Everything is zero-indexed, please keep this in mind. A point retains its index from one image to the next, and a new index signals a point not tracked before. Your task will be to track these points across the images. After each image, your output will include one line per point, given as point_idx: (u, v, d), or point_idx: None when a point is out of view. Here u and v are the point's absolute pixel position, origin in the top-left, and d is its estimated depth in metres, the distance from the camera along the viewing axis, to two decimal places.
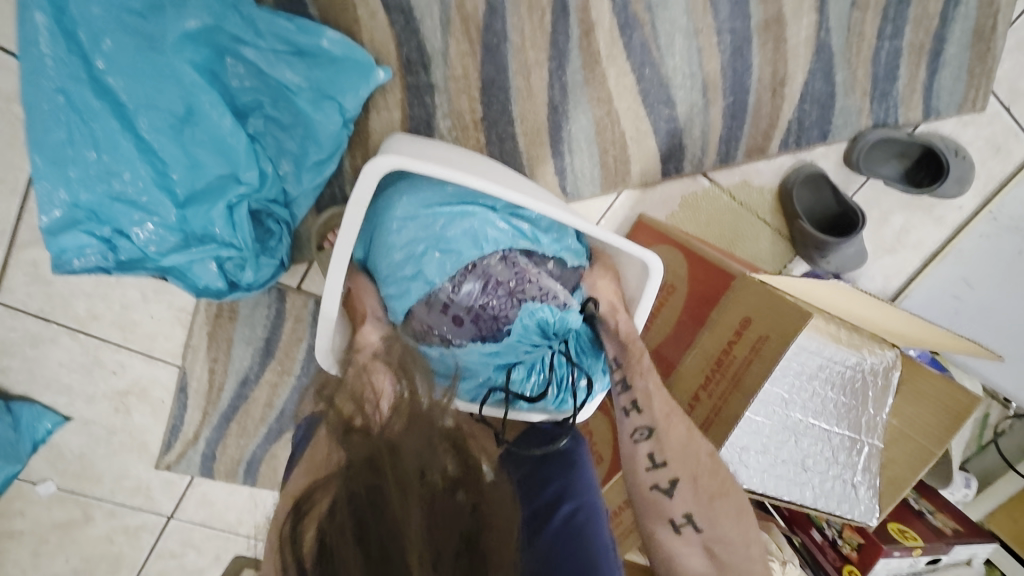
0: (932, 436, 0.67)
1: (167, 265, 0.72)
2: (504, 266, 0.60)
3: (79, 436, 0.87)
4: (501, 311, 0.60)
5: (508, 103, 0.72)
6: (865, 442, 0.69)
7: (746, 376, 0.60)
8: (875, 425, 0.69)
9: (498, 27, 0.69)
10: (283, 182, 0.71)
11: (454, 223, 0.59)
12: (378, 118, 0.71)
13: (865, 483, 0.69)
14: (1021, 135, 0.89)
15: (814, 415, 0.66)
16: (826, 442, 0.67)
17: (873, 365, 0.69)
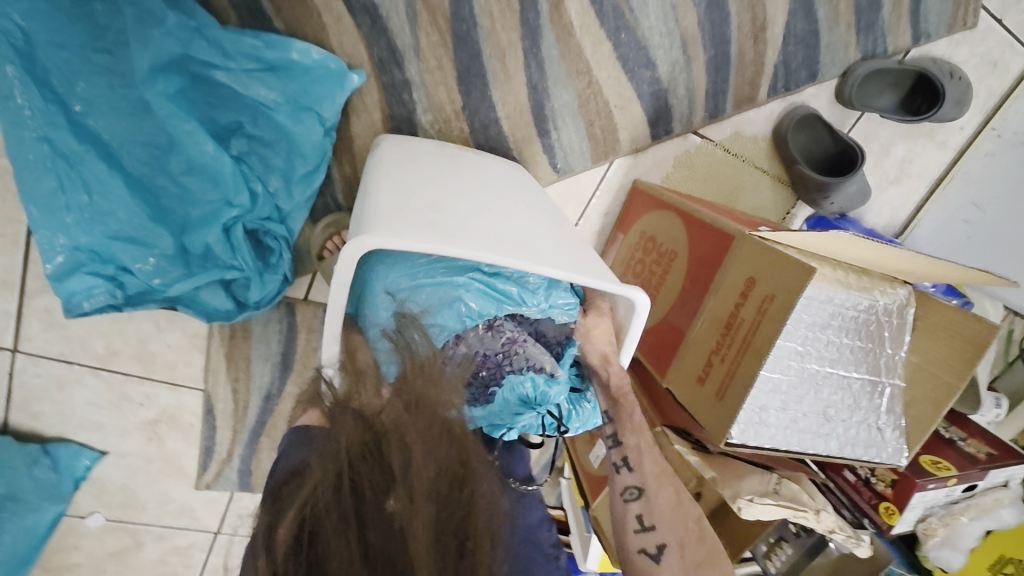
0: (953, 371, 0.65)
1: (175, 295, 0.73)
2: (493, 339, 0.56)
3: (118, 468, 0.90)
4: (490, 378, 0.56)
5: (486, 89, 0.71)
6: (887, 383, 0.68)
7: (756, 338, 0.60)
8: (894, 365, 0.68)
9: (465, 13, 0.68)
10: (275, 199, 0.71)
11: (435, 293, 0.54)
12: (359, 121, 0.71)
13: (890, 425, 0.68)
14: (1015, 46, 0.86)
15: (832, 363, 0.66)
16: (847, 390, 0.67)
17: (886, 305, 0.68)
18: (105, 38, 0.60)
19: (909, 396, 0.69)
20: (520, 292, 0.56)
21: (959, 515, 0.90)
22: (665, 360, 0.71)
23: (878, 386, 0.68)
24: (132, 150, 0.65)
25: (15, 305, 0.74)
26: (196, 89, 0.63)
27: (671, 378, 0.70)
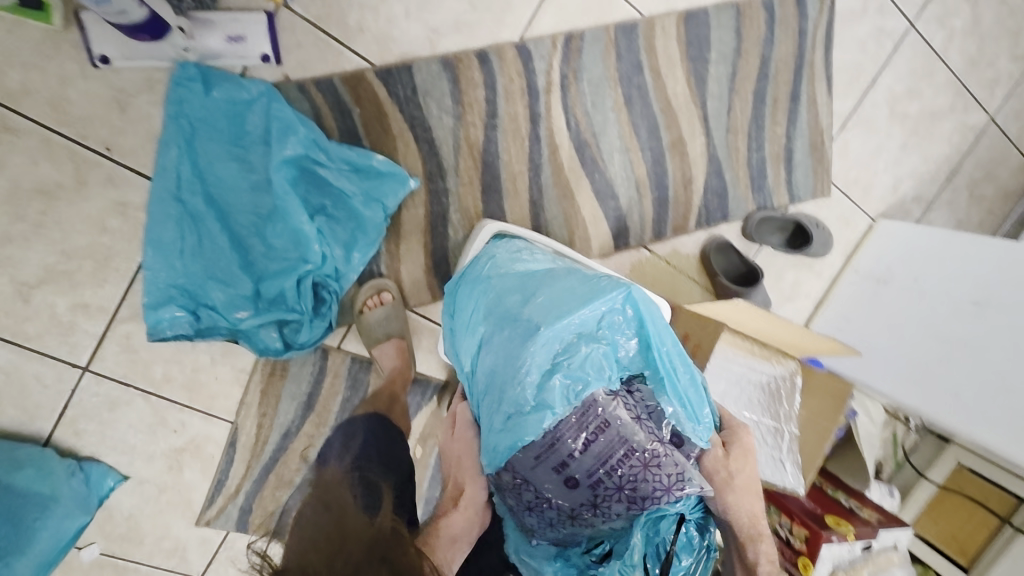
0: (828, 417, 0.95)
1: (240, 329, 0.91)
2: (644, 432, 0.67)
3: (131, 496, 0.98)
4: (626, 477, 0.66)
5: (501, 201, 1.01)
6: (787, 429, 0.94)
7: None
8: (791, 416, 0.94)
9: (492, 149, 0.98)
10: (337, 262, 0.94)
11: (578, 353, 0.65)
12: (408, 213, 0.98)
13: (791, 460, 0.92)
14: (858, 211, 1.25)
15: (745, 408, 0.92)
16: (757, 429, 0.92)
17: (782, 373, 0.96)
18: (247, 138, 0.86)
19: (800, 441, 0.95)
20: (659, 379, 0.68)
21: (860, 570, 1.07)
22: None
23: (778, 429, 0.93)
24: (243, 215, 0.88)
25: (101, 329, 0.89)
26: (303, 178, 0.89)
27: None
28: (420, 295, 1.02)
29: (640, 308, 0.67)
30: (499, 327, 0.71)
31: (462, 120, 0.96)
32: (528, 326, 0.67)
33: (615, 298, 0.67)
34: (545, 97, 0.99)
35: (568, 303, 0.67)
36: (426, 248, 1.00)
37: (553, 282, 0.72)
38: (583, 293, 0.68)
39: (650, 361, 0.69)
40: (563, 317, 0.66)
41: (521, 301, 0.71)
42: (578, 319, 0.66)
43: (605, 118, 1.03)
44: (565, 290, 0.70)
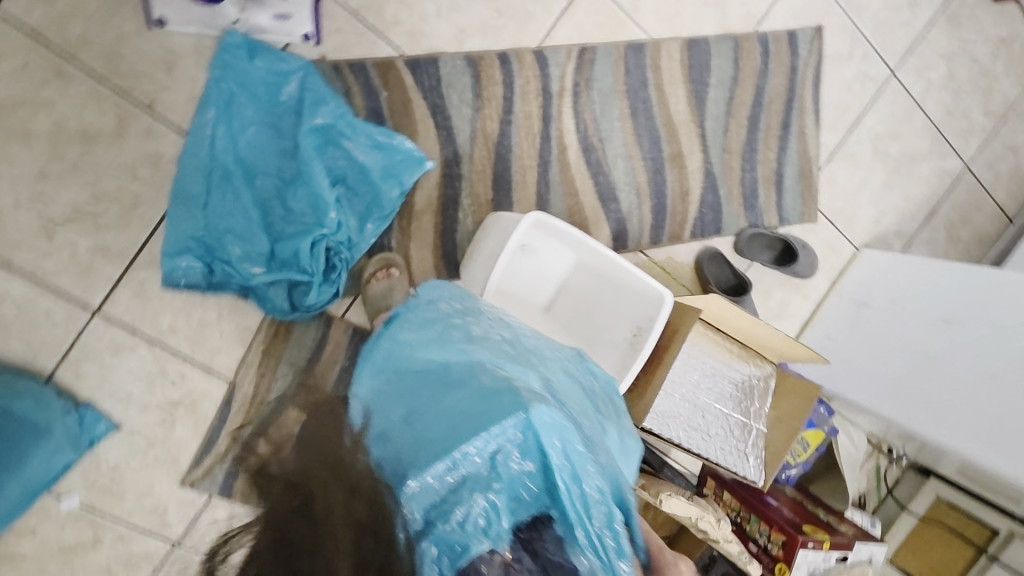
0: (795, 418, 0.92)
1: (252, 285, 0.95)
2: None
3: (120, 446, 0.98)
4: None
5: (510, 192, 1.07)
6: (755, 426, 0.93)
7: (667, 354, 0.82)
8: (760, 414, 0.94)
9: (506, 142, 1.06)
10: (350, 230, 0.99)
11: (460, 491, 0.49)
12: (422, 193, 1.04)
13: (753, 455, 0.92)
14: (842, 239, 1.33)
15: (715, 400, 0.93)
16: (725, 421, 0.92)
17: (755, 374, 0.96)
18: (281, 107, 0.93)
19: (767, 439, 0.93)
20: (569, 524, 0.51)
21: None
22: None
23: (748, 428, 0.93)
24: (267, 177, 0.94)
25: (118, 273, 0.92)
26: (327, 148, 0.95)
27: None
28: (426, 274, 1.06)
29: (546, 434, 0.52)
30: (370, 471, 0.53)
31: (480, 113, 1.04)
32: (393, 462, 0.52)
33: (505, 421, 0.51)
34: (558, 100, 1.07)
35: (447, 432, 0.53)
36: (435, 229, 1.05)
37: (445, 403, 0.57)
38: (480, 417, 0.52)
39: (556, 499, 0.52)
40: (434, 450, 0.51)
41: (406, 431, 0.56)
42: (459, 449, 0.50)
43: (611, 126, 1.11)
44: (454, 411, 0.55)
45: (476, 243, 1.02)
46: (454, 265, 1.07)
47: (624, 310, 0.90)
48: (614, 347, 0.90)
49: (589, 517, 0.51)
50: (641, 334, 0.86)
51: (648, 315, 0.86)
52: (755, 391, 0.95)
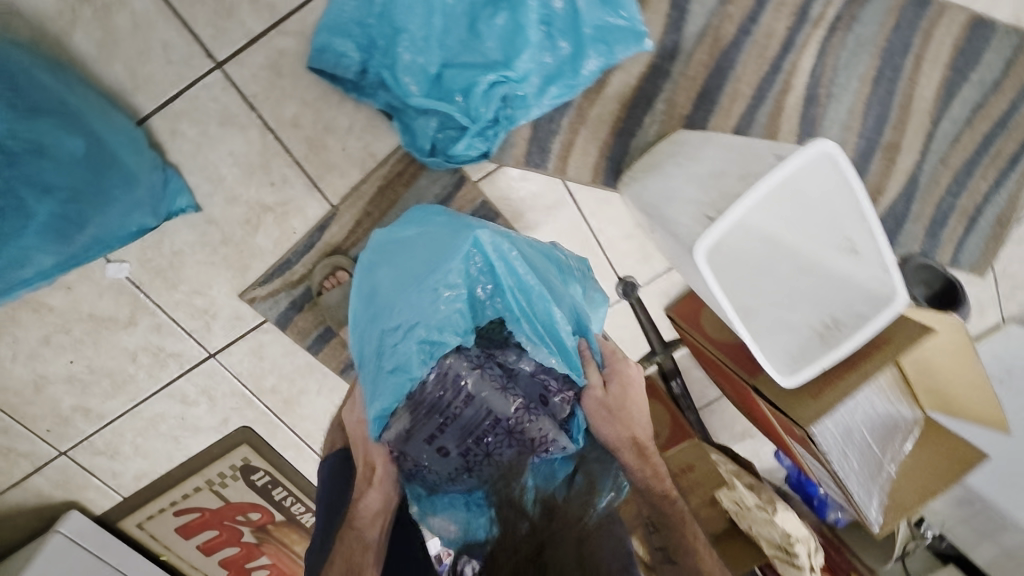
0: (937, 475, 0.83)
1: (402, 106, 0.79)
2: (507, 402, 0.67)
3: (191, 232, 0.83)
4: (495, 448, 0.67)
5: (708, 114, 0.90)
6: (886, 466, 0.84)
7: (866, 362, 0.71)
8: (893, 455, 0.85)
9: (733, 55, 0.88)
10: (529, 88, 0.81)
11: (438, 311, 0.66)
12: (620, 76, 0.86)
13: (877, 497, 0.82)
14: (995, 305, 1.19)
15: (866, 427, 0.82)
16: (867, 452, 0.82)
17: (904, 414, 0.86)
18: None
19: (891, 485, 0.85)
20: (527, 324, 0.69)
21: None
22: (750, 367, 0.83)
23: (879, 466, 0.84)
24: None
25: (259, 30, 0.75)
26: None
27: (759, 379, 0.80)
28: (583, 171, 0.90)
29: (490, 251, 0.68)
30: (369, 315, 0.70)
31: (723, 8, 0.85)
32: (388, 305, 0.68)
33: (457, 254, 0.67)
34: (810, 29, 0.88)
35: (415, 276, 0.68)
36: (615, 125, 0.88)
37: (417, 263, 0.70)
38: (440, 263, 0.67)
39: (503, 302, 0.69)
40: (413, 294, 0.66)
41: (385, 289, 0.70)
42: (426, 285, 0.67)
43: (848, 83, 0.93)
44: (420, 268, 0.69)
45: (659, 157, 0.86)
46: (615, 173, 0.91)
47: (816, 296, 0.74)
48: (790, 333, 0.74)
49: (540, 314, 0.69)
50: (838, 334, 0.72)
51: (858, 318, 0.71)
52: (896, 433, 0.86)
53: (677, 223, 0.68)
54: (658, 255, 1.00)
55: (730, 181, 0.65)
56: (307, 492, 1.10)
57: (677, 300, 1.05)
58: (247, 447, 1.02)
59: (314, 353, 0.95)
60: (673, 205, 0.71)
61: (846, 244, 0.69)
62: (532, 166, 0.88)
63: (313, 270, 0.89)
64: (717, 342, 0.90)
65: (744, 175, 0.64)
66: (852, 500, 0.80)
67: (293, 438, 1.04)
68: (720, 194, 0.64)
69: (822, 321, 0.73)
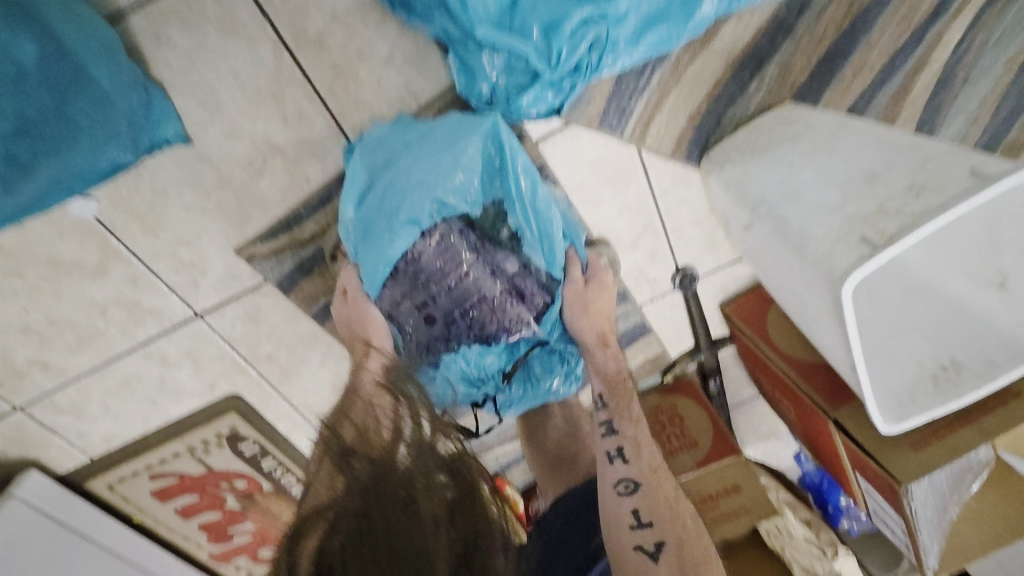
0: (1010, 527, 0.72)
1: (461, 36, 0.61)
2: (495, 284, 0.65)
3: (179, 168, 0.67)
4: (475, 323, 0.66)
5: (825, 87, 0.74)
6: (949, 509, 0.73)
7: (983, 418, 0.62)
8: (960, 499, 0.74)
9: (872, 16, 0.71)
10: (625, 31, 0.63)
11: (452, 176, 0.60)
12: (733, 27, 0.69)
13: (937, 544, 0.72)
14: None
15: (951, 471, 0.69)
16: (941, 497, 0.70)
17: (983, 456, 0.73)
18: None
19: (952, 527, 0.74)
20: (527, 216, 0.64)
21: None
22: (831, 396, 0.72)
23: (944, 507, 0.72)
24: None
25: None
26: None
27: (842, 413, 0.70)
28: (663, 141, 0.75)
29: (507, 135, 0.62)
30: (370, 179, 0.63)
31: None
32: (399, 168, 0.61)
33: (478, 133, 0.61)
34: None
35: (431, 143, 0.61)
36: (713, 88, 0.72)
37: (430, 132, 0.63)
38: (458, 137, 0.61)
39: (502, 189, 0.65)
40: (429, 155, 0.61)
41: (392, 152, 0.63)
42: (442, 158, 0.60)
43: (991, 67, 0.77)
44: (433, 138, 0.62)
45: (765, 136, 0.70)
46: (701, 147, 0.76)
47: (940, 328, 0.62)
48: (899, 372, 0.62)
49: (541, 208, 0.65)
50: (958, 380, 0.60)
51: (989, 366, 0.59)
52: (967, 474, 0.73)
53: (808, 233, 0.54)
54: (728, 246, 0.86)
55: (892, 191, 0.51)
56: (301, 464, 0.98)
57: (735, 296, 0.91)
58: (235, 416, 0.89)
59: (320, 323, 0.80)
60: (801, 210, 0.56)
61: (996, 278, 0.58)
62: (605, 129, 0.73)
63: (328, 230, 0.73)
64: (787, 358, 0.79)
65: (914, 184, 0.50)
66: (919, 542, 0.65)
67: (288, 409, 0.91)
68: (876, 206, 0.51)
69: (941, 362, 0.61)
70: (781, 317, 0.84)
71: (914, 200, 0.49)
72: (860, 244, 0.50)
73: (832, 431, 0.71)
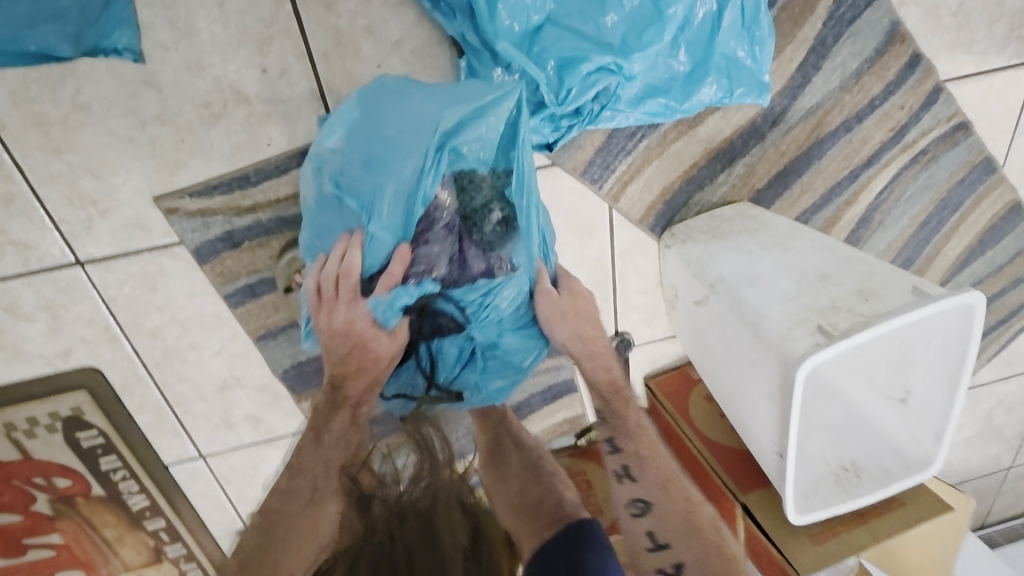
0: None
1: (479, 43, 0.60)
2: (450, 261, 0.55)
3: (117, 85, 0.57)
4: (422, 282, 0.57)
5: (777, 196, 0.81)
6: None
7: (875, 520, 0.68)
8: None
9: (826, 146, 0.80)
10: (628, 91, 0.66)
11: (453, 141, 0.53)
12: (717, 119, 0.74)
13: None
14: None
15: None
16: None
17: None
18: None
19: None
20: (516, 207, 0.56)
21: None
22: (741, 480, 0.74)
23: None
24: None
25: None
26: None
27: (751, 499, 0.72)
28: (634, 206, 0.77)
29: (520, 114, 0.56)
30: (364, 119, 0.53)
31: (840, 94, 0.76)
32: (396, 119, 0.53)
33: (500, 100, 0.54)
34: (896, 152, 0.83)
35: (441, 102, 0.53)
36: (688, 169, 0.76)
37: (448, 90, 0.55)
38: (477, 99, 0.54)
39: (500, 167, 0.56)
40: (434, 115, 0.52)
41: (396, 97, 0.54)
42: (458, 118, 0.53)
43: (899, 219, 0.89)
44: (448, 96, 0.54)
45: (726, 225, 0.74)
46: (665, 222, 0.79)
47: (845, 431, 0.65)
48: (811, 467, 0.65)
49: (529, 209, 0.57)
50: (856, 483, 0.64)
51: (882, 473, 0.64)
52: None
53: (764, 315, 0.55)
54: (665, 322, 0.89)
55: (842, 292, 0.55)
56: (149, 471, 0.81)
57: (661, 371, 0.93)
58: (84, 397, 0.73)
59: (230, 306, 0.71)
60: (757, 292, 0.58)
61: (900, 395, 0.62)
62: (585, 179, 0.74)
63: (280, 257, 0.69)
64: (708, 442, 0.80)
65: (862, 290, 0.54)
66: None
67: (155, 401, 0.76)
68: (829, 301, 0.54)
69: (842, 463, 0.65)
70: (702, 401, 0.87)
71: (862, 303, 0.53)
72: (816, 332, 0.52)
73: (738, 515, 0.73)
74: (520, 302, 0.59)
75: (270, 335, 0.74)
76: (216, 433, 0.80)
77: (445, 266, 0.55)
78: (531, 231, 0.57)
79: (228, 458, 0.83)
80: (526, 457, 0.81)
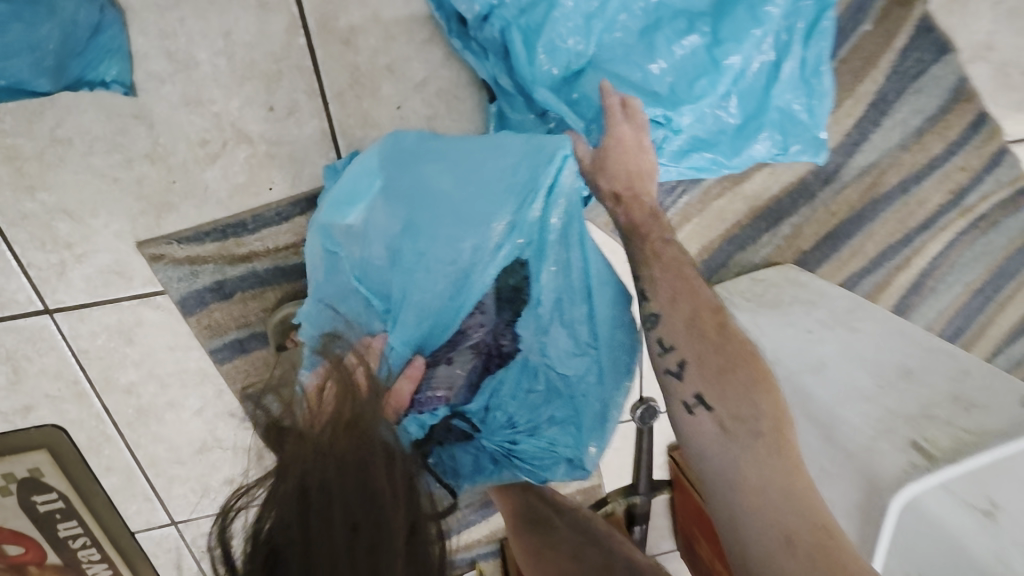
0: None
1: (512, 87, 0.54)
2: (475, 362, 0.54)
3: (102, 120, 0.50)
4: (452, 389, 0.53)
5: (824, 259, 0.74)
6: None
7: None
8: None
9: (879, 208, 0.73)
10: (669, 144, 0.58)
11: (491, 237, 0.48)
12: (764, 176, 0.68)
13: None
14: None
15: None
16: None
17: None
18: None
19: None
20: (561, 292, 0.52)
21: None
22: None
23: None
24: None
25: None
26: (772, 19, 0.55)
27: None
28: None
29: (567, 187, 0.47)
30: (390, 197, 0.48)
31: (898, 152, 0.70)
32: (427, 213, 0.48)
33: (553, 169, 0.46)
34: (954, 215, 0.76)
35: (477, 188, 0.47)
36: (730, 228, 0.70)
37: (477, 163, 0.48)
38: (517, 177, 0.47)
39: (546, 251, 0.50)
40: (472, 209, 0.47)
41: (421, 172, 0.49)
42: (500, 213, 0.47)
43: (952, 286, 0.82)
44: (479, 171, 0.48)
45: (773, 292, 0.67)
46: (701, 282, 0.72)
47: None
48: None
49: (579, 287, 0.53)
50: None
51: None
52: None
53: (840, 419, 0.49)
54: None
55: (934, 395, 0.48)
56: (113, 539, 0.72)
57: None
58: (44, 456, 0.65)
59: (215, 362, 0.63)
60: (828, 386, 0.51)
61: None
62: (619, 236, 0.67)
63: (275, 310, 0.61)
64: None
65: (958, 396, 0.48)
66: None
67: (126, 463, 0.68)
68: (920, 408, 0.47)
69: None
70: None
71: (961, 413, 0.46)
72: (908, 448, 0.44)
73: None
74: (575, 368, 0.56)
75: (258, 394, 0.66)
76: (192, 498, 0.72)
77: (466, 368, 0.53)
78: (572, 311, 0.53)
79: (203, 526, 0.74)
80: (571, 522, 0.69)
